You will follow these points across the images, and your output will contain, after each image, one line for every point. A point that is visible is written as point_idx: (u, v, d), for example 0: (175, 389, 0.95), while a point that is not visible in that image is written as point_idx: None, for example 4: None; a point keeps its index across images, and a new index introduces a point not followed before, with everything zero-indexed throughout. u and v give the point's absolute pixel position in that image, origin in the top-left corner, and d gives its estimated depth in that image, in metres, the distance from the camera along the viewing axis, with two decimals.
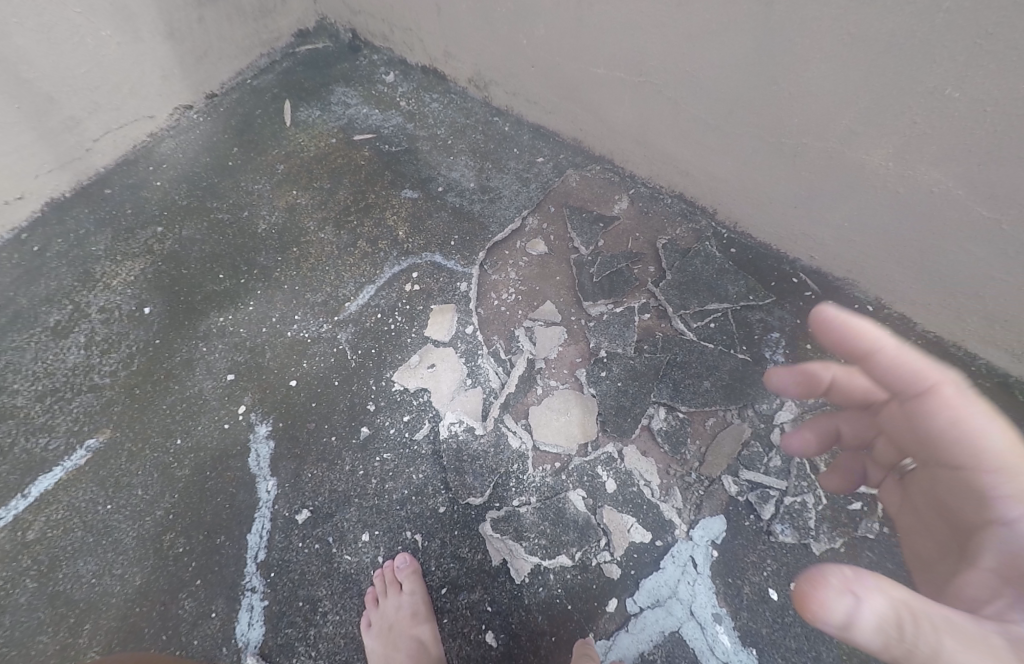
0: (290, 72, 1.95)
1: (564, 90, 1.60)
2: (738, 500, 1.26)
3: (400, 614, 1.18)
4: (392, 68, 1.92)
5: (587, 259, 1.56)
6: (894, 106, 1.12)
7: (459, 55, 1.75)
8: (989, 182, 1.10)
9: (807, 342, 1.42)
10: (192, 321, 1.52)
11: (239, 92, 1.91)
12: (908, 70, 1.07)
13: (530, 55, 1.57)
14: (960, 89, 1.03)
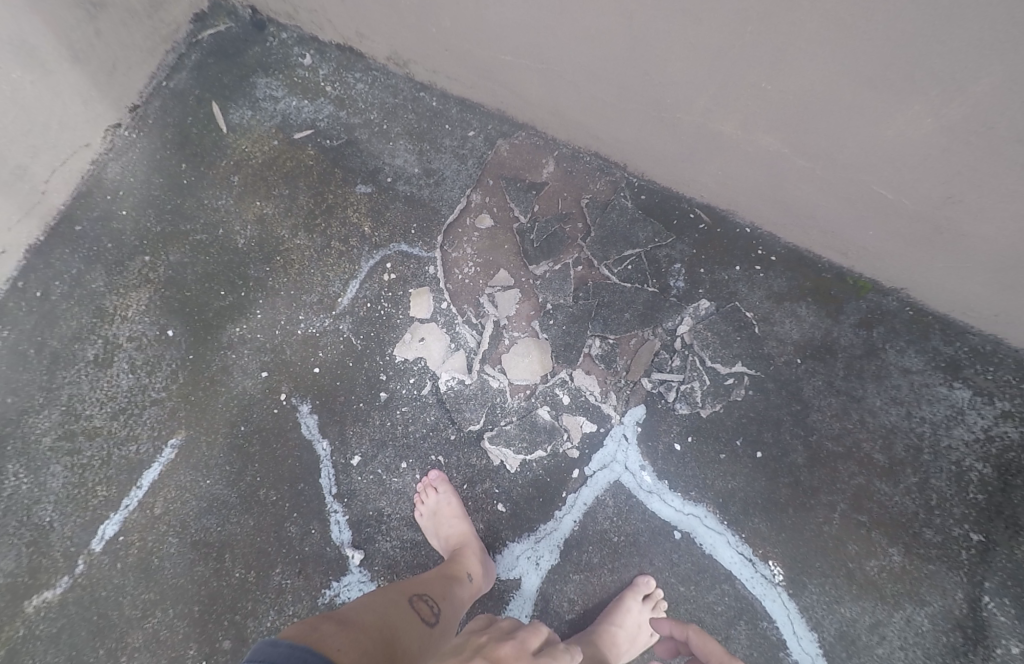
0: (203, 66, 2.07)
1: (480, 71, 1.83)
2: (653, 391, 1.83)
3: (442, 509, 1.77)
4: (306, 47, 2.06)
5: (528, 227, 1.97)
6: (732, 95, 1.39)
7: (372, 37, 1.92)
8: (806, 146, 1.44)
9: (700, 269, 1.90)
10: (212, 332, 1.98)
11: (160, 98, 2.05)
12: (735, 72, 1.33)
13: (443, 40, 1.77)
14: (771, 85, 1.31)
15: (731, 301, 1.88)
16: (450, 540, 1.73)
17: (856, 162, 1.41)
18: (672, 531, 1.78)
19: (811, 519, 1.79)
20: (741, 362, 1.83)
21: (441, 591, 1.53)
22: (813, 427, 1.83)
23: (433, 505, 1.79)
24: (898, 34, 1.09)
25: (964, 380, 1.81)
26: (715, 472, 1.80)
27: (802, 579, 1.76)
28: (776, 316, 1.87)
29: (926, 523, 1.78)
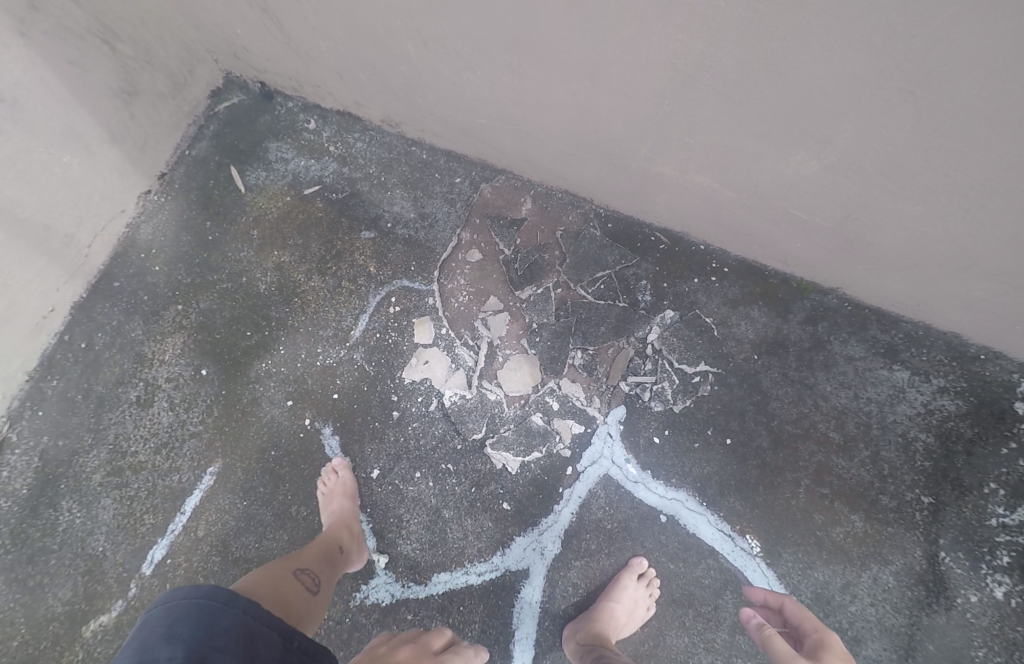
0: (221, 135, 2.38)
1: (462, 131, 2.14)
2: (631, 391, 2.09)
3: (334, 489, 2.06)
4: (310, 114, 2.37)
5: (512, 258, 2.26)
6: (666, 145, 1.74)
7: (368, 105, 2.23)
8: (732, 181, 1.77)
9: (664, 283, 2.19)
10: (241, 367, 2.24)
11: (184, 165, 2.36)
12: (665, 130, 1.67)
13: (428, 108, 2.07)
14: (694, 138, 1.65)
15: (692, 309, 2.16)
16: (331, 514, 2.00)
17: (772, 190, 1.73)
18: (658, 515, 2.02)
19: (780, 495, 2.03)
20: (704, 361, 2.10)
21: (324, 566, 1.78)
22: (774, 413, 2.09)
23: (330, 482, 2.09)
24: (776, 100, 1.42)
25: (902, 363, 2.08)
26: (692, 459, 2.05)
27: (778, 548, 2.00)
28: (733, 319, 2.16)
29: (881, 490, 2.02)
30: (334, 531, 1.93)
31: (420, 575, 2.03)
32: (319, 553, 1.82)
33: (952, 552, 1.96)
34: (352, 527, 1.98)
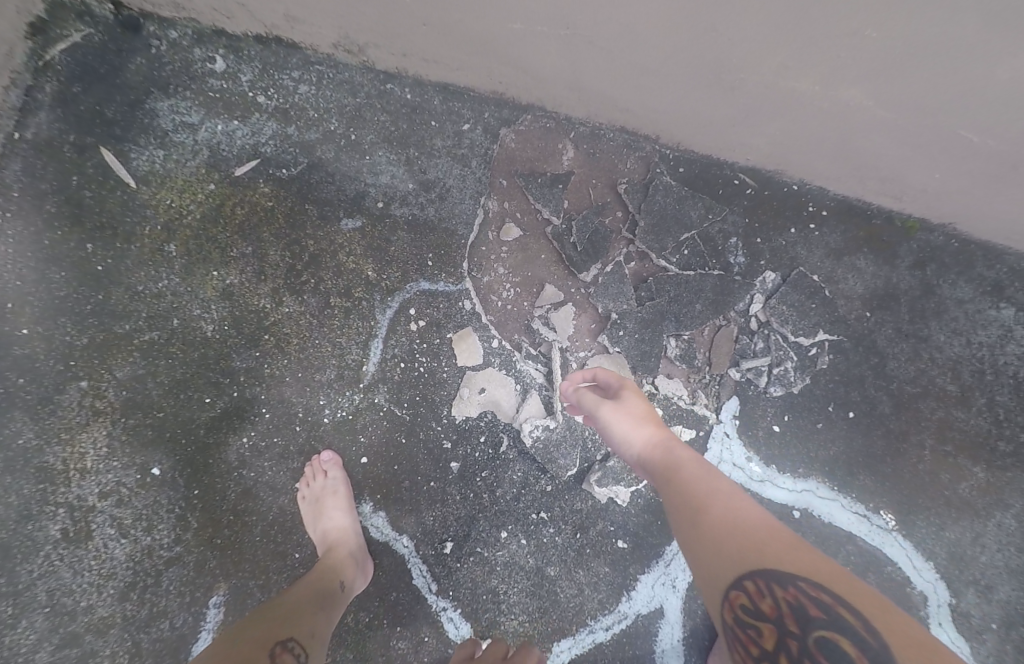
0: (73, 97, 1.52)
1: (471, 44, 1.42)
2: (741, 379, 1.65)
3: (324, 495, 1.54)
4: (215, 48, 1.57)
5: (563, 228, 1.65)
6: (823, 48, 1.18)
7: (309, 20, 1.47)
8: (895, 95, 1.29)
9: (757, 239, 1.74)
10: (210, 453, 1.61)
11: (23, 158, 1.51)
12: (836, 22, 1.11)
13: (416, 13, 1.33)
14: (879, 30, 1.11)
15: (794, 268, 1.73)
16: (324, 533, 1.51)
17: (951, 103, 1.27)
18: (790, 511, 1.68)
19: (907, 461, 1.76)
20: (821, 330, 1.68)
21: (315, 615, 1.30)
22: (893, 375, 1.77)
23: (316, 484, 1.56)
24: None
25: (1009, 300, 1.79)
26: (816, 443, 1.70)
27: (911, 517, 1.75)
28: (837, 274, 1.76)
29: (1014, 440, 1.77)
30: (334, 560, 1.44)
31: None
32: (311, 599, 1.32)
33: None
34: (354, 553, 1.49)
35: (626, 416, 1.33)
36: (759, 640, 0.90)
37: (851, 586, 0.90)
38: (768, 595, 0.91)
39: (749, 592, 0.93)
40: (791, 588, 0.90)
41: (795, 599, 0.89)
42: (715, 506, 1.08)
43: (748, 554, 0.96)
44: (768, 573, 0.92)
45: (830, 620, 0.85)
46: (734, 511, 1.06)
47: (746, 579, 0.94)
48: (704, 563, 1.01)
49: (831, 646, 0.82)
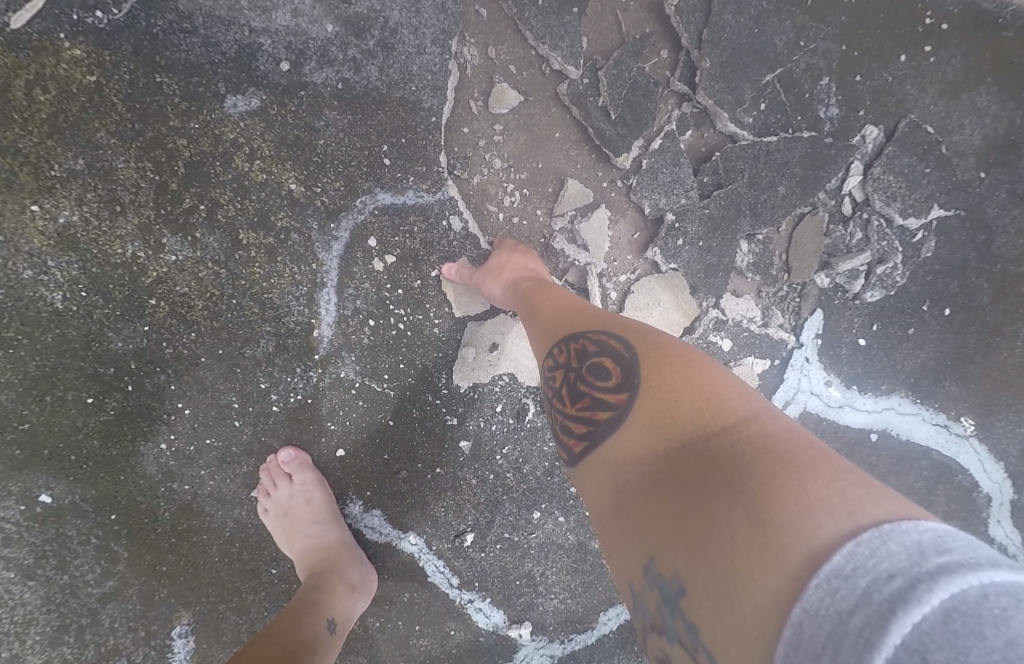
0: None
1: None
2: (829, 288, 1.23)
3: (291, 509, 1.13)
4: None
5: (586, 84, 1.07)
6: None
7: None
8: None
9: (854, 75, 1.14)
10: (119, 467, 1.15)
11: None
12: None
13: None
14: None
15: (902, 116, 1.16)
16: (307, 554, 1.13)
17: None
18: (867, 434, 1.33)
19: (994, 359, 1.31)
20: (935, 205, 1.20)
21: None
22: (997, 255, 1.25)
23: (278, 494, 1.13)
24: None
25: None
26: (903, 352, 1.29)
27: (991, 421, 1.34)
28: (952, 120, 1.17)
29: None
30: (325, 591, 1.07)
31: (583, 622, 1.32)
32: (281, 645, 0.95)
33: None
34: (349, 576, 1.12)
35: (490, 276, 1.04)
36: (553, 384, 0.87)
37: (673, 350, 0.77)
38: (562, 350, 0.86)
39: (579, 387, 0.80)
40: (596, 337, 0.84)
41: (592, 347, 0.83)
42: (551, 303, 0.95)
43: (561, 322, 0.91)
44: (567, 333, 0.88)
45: (610, 349, 0.81)
46: (581, 309, 0.93)
47: (555, 343, 0.88)
48: (537, 348, 0.93)
49: (596, 368, 0.80)
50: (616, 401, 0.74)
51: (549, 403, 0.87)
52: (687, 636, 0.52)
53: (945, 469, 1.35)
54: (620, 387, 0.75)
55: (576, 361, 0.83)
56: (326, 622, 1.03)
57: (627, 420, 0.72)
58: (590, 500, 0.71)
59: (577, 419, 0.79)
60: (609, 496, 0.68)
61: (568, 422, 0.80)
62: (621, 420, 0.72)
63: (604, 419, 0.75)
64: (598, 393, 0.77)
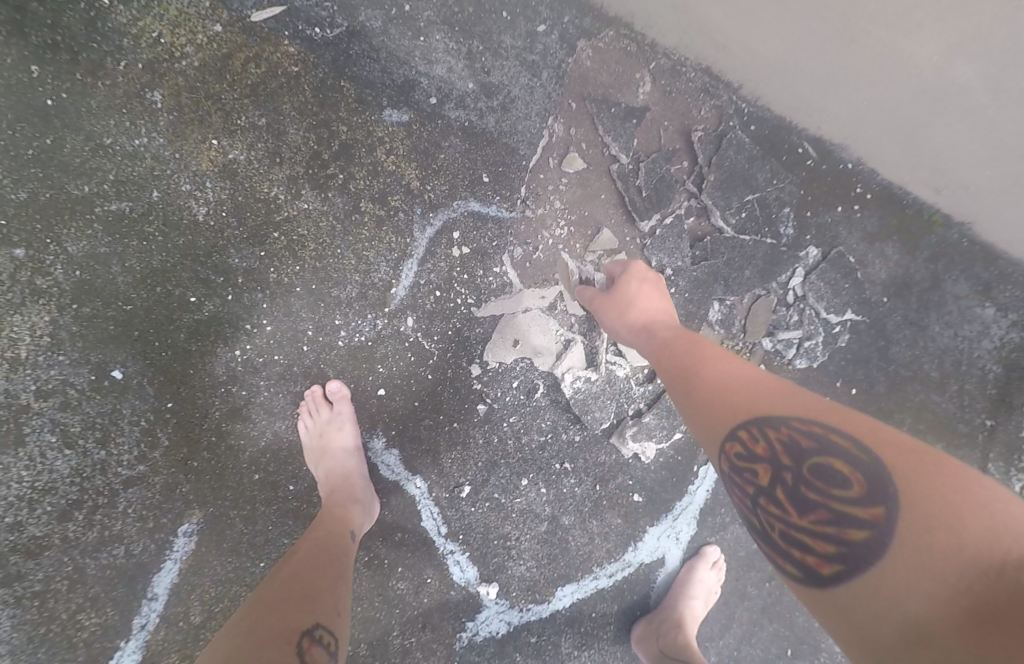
0: None
1: None
2: (771, 351, 1.66)
3: (328, 432, 1.35)
4: None
5: (630, 169, 1.52)
6: None
7: None
8: (1000, 66, 1.21)
9: (807, 213, 1.64)
10: (192, 362, 1.35)
11: None
12: None
13: None
14: None
15: (835, 246, 1.65)
16: (331, 474, 1.34)
17: None
18: None
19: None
20: (849, 309, 1.66)
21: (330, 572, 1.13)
22: (892, 358, 1.69)
23: (320, 416, 1.37)
24: None
25: None
26: None
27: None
28: (868, 258, 1.66)
29: (993, 417, 1.69)
30: (344, 507, 1.28)
31: (541, 593, 1.49)
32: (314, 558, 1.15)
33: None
34: (363, 498, 1.34)
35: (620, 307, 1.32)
36: (772, 503, 0.80)
37: (817, 401, 0.86)
38: (761, 439, 0.84)
39: (742, 439, 0.86)
40: (816, 439, 0.79)
41: (808, 444, 0.79)
42: (715, 373, 1.03)
43: (744, 405, 0.91)
44: (761, 418, 0.86)
45: (833, 448, 0.76)
46: (767, 390, 0.92)
47: (739, 425, 0.88)
48: (699, 415, 0.98)
49: (824, 473, 0.75)
50: (870, 519, 0.68)
51: (763, 512, 0.81)
52: None
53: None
54: (862, 492, 0.71)
55: (787, 458, 0.80)
56: (350, 532, 1.25)
57: (888, 544, 0.65)
58: (860, 639, 0.65)
59: (806, 528, 0.75)
60: (886, 626, 0.62)
61: (808, 541, 0.74)
62: (877, 539, 0.67)
63: (849, 529, 0.70)
64: (832, 500, 0.73)
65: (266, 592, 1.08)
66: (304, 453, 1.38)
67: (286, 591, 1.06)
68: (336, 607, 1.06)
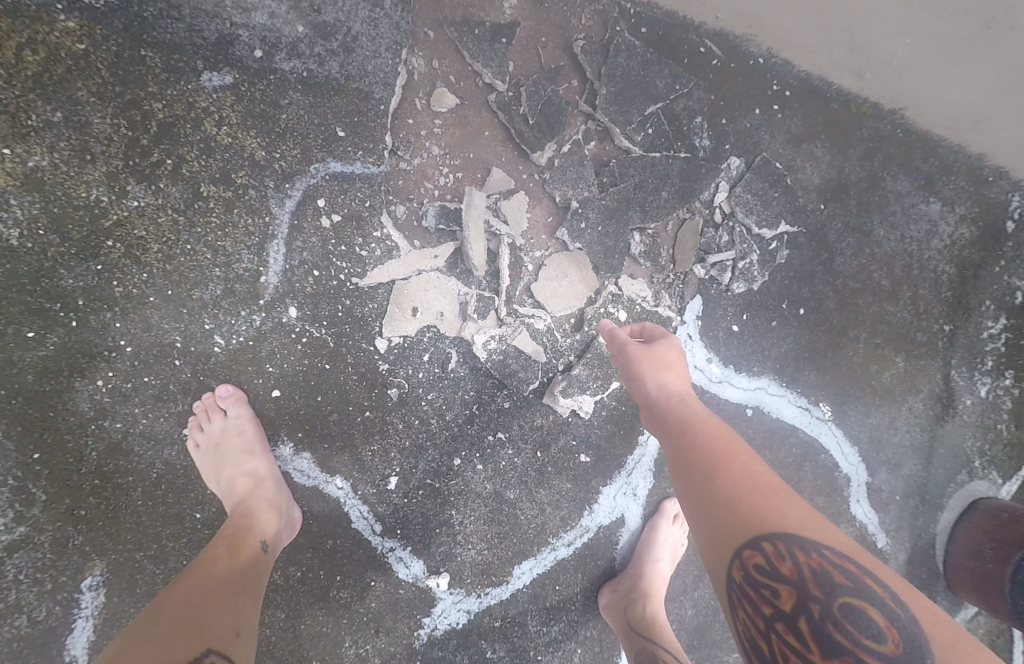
0: None
1: None
2: (705, 278, 1.52)
3: (222, 440, 1.19)
4: None
5: (510, 97, 1.34)
6: None
7: None
8: None
9: (721, 118, 1.48)
10: (51, 403, 1.18)
11: None
12: None
13: None
14: None
15: (757, 153, 1.51)
16: (234, 485, 1.18)
17: None
18: (744, 409, 1.60)
19: (843, 355, 1.61)
20: (783, 221, 1.53)
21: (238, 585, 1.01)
22: (838, 271, 1.58)
23: (212, 425, 1.20)
24: None
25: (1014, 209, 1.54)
26: (770, 341, 1.58)
27: (844, 409, 1.62)
28: (797, 162, 1.53)
29: (951, 324, 1.59)
30: (252, 516, 1.13)
31: (498, 574, 1.40)
32: (224, 569, 1.04)
33: (1016, 380, 1.59)
34: (277, 504, 1.19)
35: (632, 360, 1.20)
36: (788, 633, 0.72)
37: (838, 531, 0.82)
38: (789, 559, 0.76)
39: (767, 552, 0.77)
40: (853, 585, 0.73)
41: (847, 585, 0.73)
42: (733, 458, 0.93)
43: (770, 509, 0.82)
44: (791, 535, 0.78)
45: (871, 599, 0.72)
46: (791, 500, 0.85)
47: (765, 535, 0.79)
48: (707, 512, 0.87)
49: (860, 622, 0.70)
50: None
51: (775, 638, 0.73)
52: None
53: (809, 447, 1.63)
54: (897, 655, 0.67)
55: (820, 593, 0.73)
56: (258, 542, 1.10)
57: None
58: None
59: None
60: None
61: None
62: None
63: None
64: (865, 651, 0.67)
65: (172, 592, 0.96)
66: (201, 470, 1.22)
67: (188, 598, 0.94)
68: (234, 623, 0.94)
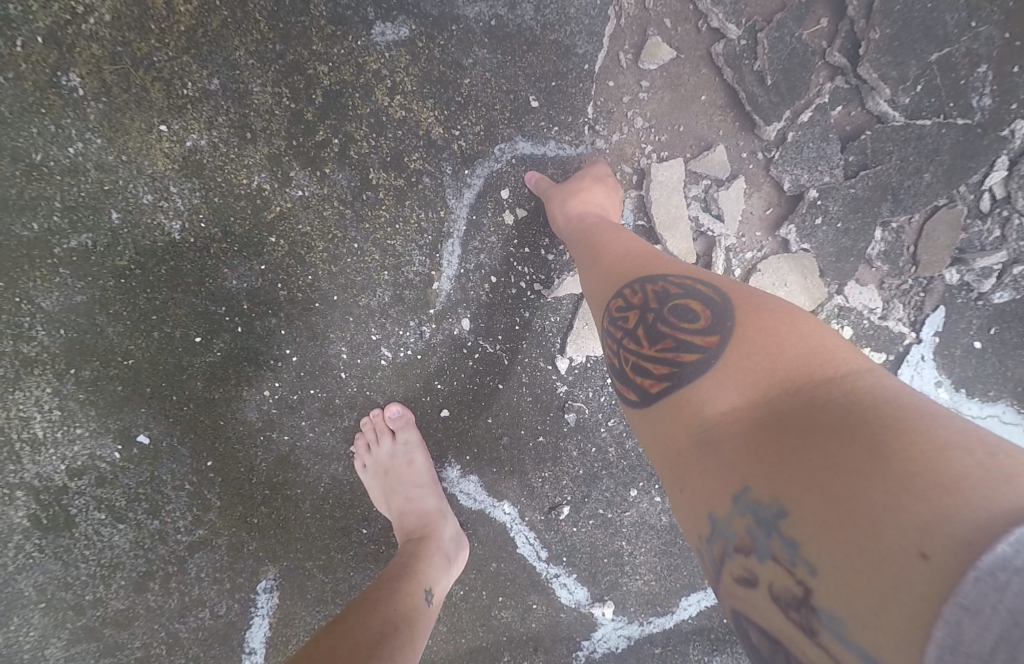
0: None
1: None
2: (955, 286, 1.15)
3: (390, 470, 1.09)
4: None
5: (743, 46, 1.01)
6: None
7: None
8: None
9: (1013, 65, 1.01)
10: (220, 412, 1.07)
11: None
12: None
13: None
14: None
15: None
16: (405, 519, 1.09)
17: None
18: None
19: None
20: None
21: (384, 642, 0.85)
22: None
23: (378, 452, 1.09)
24: None
25: None
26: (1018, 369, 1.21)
27: None
28: None
29: None
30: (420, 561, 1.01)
31: (663, 605, 1.26)
32: (366, 619, 0.89)
33: None
34: (445, 549, 1.07)
35: (566, 195, 0.96)
36: (627, 327, 0.73)
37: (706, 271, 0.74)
38: (639, 292, 0.74)
39: (622, 295, 0.76)
40: (678, 282, 0.73)
41: (675, 291, 0.71)
42: (617, 245, 0.86)
43: (629, 266, 0.80)
44: (645, 277, 0.76)
45: (698, 295, 0.69)
46: (653, 253, 0.83)
47: (626, 285, 0.77)
48: (590, 285, 0.85)
49: (680, 310, 0.68)
50: (705, 345, 0.64)
51: (623, 351, 0.73)
52: (782, 555, 0.45)
53: None
54: (703, 325, 0.65)
55: (654, 303, 0.71)
56: (423, 593, 0.98)
57: (712, 364, 0.62)
58: (660, 444, 0.63)
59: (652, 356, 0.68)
60: (692, 441, 0.59)
61: (648, 366, 0.68)
62: (712, 366, 0.61)
63: (689, 359, 0.64)
64: (678, 330, 0.67)
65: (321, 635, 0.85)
66: (370, 494, 1.13)
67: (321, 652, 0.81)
68: None
